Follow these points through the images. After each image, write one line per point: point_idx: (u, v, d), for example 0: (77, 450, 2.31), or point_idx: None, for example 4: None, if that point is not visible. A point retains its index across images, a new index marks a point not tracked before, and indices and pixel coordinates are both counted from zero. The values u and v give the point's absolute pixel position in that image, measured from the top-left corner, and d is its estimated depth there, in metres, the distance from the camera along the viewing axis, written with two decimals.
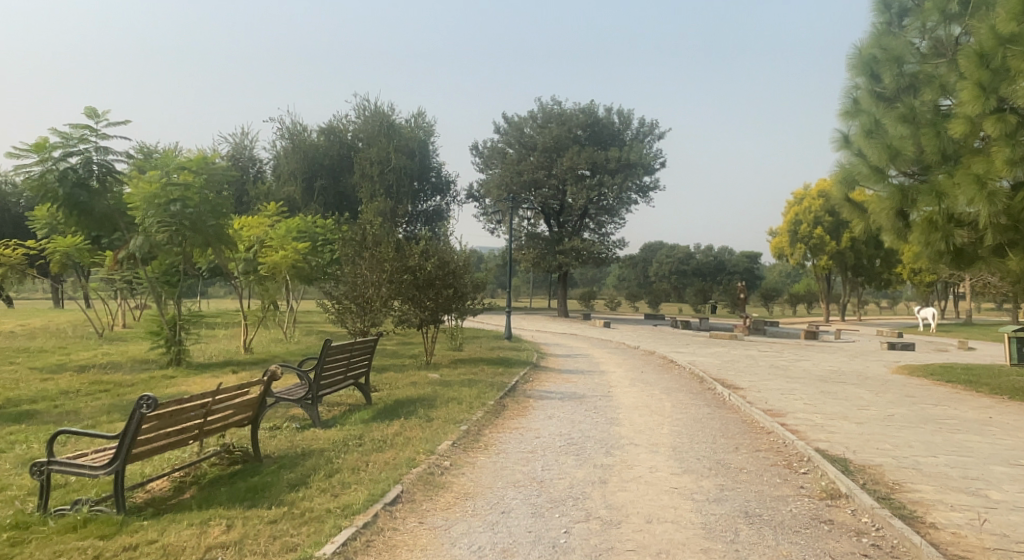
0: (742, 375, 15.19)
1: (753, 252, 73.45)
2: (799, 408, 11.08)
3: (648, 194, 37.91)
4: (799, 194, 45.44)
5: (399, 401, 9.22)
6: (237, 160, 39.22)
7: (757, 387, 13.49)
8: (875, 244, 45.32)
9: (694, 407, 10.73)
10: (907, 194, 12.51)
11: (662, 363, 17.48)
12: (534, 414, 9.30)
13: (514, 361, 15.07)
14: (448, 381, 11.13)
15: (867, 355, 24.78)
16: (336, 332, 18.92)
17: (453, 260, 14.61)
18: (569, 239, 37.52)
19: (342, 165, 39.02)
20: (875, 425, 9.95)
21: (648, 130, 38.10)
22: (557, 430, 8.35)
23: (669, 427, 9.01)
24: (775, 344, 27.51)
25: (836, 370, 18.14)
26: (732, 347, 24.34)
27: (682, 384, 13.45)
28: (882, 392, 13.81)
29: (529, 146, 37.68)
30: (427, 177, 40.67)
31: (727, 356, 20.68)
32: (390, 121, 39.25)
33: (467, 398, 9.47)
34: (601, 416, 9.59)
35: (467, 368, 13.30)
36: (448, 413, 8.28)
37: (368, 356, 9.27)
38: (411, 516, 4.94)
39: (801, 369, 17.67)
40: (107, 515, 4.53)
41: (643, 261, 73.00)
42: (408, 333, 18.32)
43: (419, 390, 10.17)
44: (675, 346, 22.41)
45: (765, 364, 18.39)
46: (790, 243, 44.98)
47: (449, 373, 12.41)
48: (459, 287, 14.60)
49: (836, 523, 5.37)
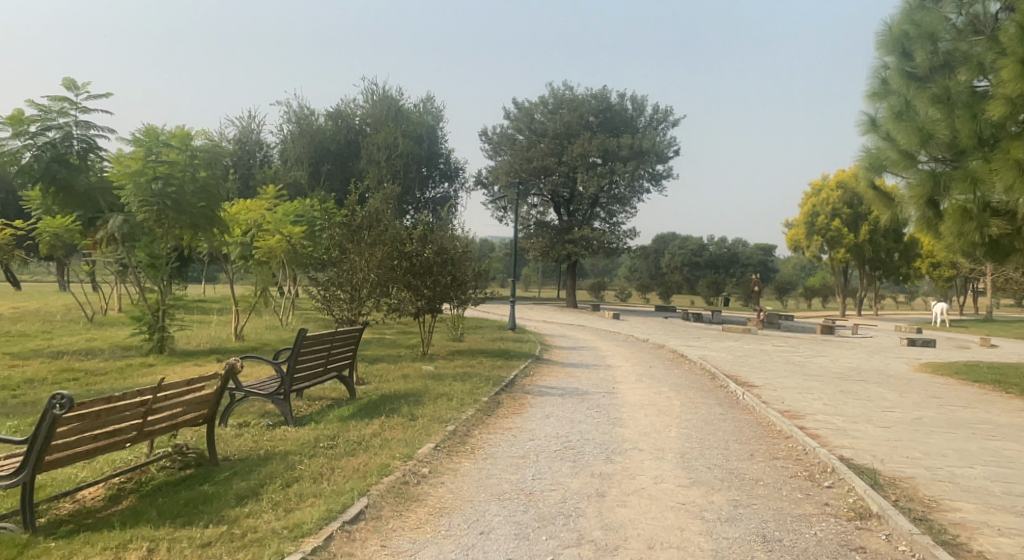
0: (756, 372, 14.41)
1: (767, 244, 72.40)
2: (819, 410, 10.33)
3: (661, 183, 37.05)
4: (816, 185, 44.44)
5: (384, 395, 8.54)
6: (242, 144, 38.53)
7: (772, 385, 12.73)
8: (894, 236, 44.21)
9: (705, 407, 9.98)
10: (939, 180, 11.74)
11: (672, 357, 16.72)
12: (531, 413, 8.59)
13: (516, 354, 14.35)
14: (442, 374, 10.43)
15: (886, 351, 23.93)
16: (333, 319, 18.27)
17: (452, 248, 13.91)
18: (579, 228, 36.70)
19: (350, 150, 38.31)
20: (902, 430, 9.19)
21: (662, 117, 37.20)
22: (554, 431, 7.64)
23: (677, 429, 8.29)
24: (790, 338, 26.71)
25: (855, 367, 17.33)
26: (745, 341, 23.56)
27: (693, 381, 12.70)
28: (906, 393, 13.03)
29: (539, 132, 36.93)
30: (435, 164, 39.95)
31: (740, 350, 19.91)
32: (398, 106, 38.46)
33: (459, 394, 8.77)
34: (604, 415, 8.88)
35: (465, 361, 12.60)
36: (436, 411, 7.57)
37: (353, 348, 8.56)
38: (371, 539, 4.24)
39: (818, 366, 16.89)
40: (12, 535, 3.85)
41: (655, 253, 72.09)
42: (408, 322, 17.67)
43: (410, 384, 9.50)
44: (687, 339, 21.64)
45: (781, 360, 17.61)
46: (807, 234, 43.98)
47: (445, 366, 11.73)
48: (457, 276, 13.93)
49: (869, 551, 4.65)
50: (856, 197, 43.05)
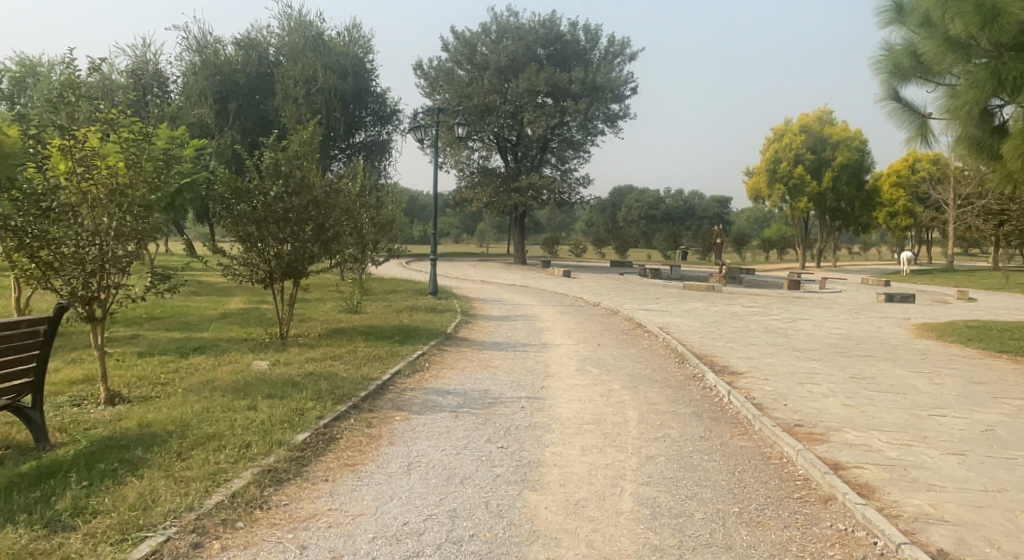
0: (734, 348, 10.99)
1: (724, 196, 69.76)
2: (842, 419, 6.84)
3: (616, 123, 33.43)
4: (779, 129, 41.18)
5: (108, 437, 4.74)
6: (140, 77, 33.47)
7: (763, 371, 9.27)
8: (857, 183, 41.24)
9: (676, 425, 6.40)
10: (1003, 78, 8.37)
11: (627, 329, 13.15)
12: (378, 464, 4.89)
13: (418, 331, 10.53)
14: (267, 380, 6.61)
15: (867, 308, 20.93)
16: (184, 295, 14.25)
17: (315, 183, 9.60)
18: (526, 174, 32.62)
19: (264, 86, 33.77)
20: (994, 462, 5.71)
21: (619, 50, 33.32)
22: (399, 519, 3.96)
23: (632, 492, 4.67)
24: (759, 296, 23.52)
25: (850, 334, 14.03)
26: (712, 302, 20.24)
27: (657, 368, 9.18)
28: (936, 376, 9.66)
29: (481, 66, 32.46)
30: (365, 105, 34.96)
31: (708, 315, 16.53)
32: (317, 33, 33.32)
33: (251, 426, 5.00)
34: (513, 458, 5.23)
35: (332, 348, 8.77)
36: (148, 494, 3.74)
37: (37, 353, 4.60)
38: None
39: (805, 335, 13.50)
40: None
41: (612, 206, 68.65)
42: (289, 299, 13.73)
43: (193, 401, 5.72)
44: (645, 302, 18.17)
45: (760, 328, 14.25)
46: (768, 183, 40.84)
47: (290, 361, 7.88)
48: (322, 223, 9.70)
49: None
50: (820, 142, 39.93)
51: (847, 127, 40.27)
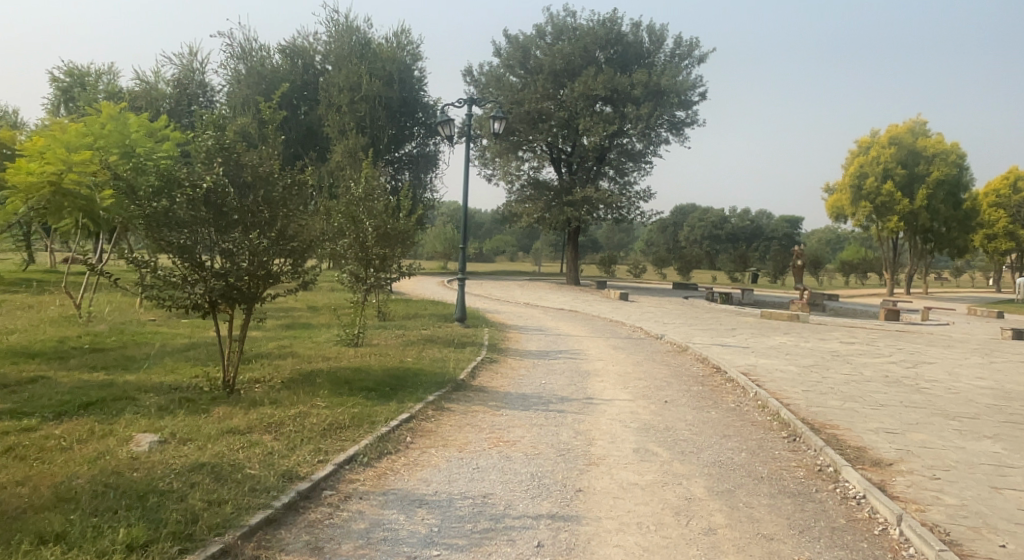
0: (861, 413, 7.80)
1: (794, 216, 65.42)
2: None
3: (682, 132, 30.25)
4: (864, 141, 37.18)
5: None
6: (183, 85, 31.96)
7: (923, 460, 6.06)
8: (954, 202, 36.72)
9: None
10: None
11: (703, 376, 10.04)
12: None
13: (419, 379, 7.65)
14: (103, 488, 3.92)
15: (993, 347, 17.10)
16: (157, 320, 11.89)
17: (275, 176, 7.00)
18: (581, 187, 29.65)
19: (308, 96, 32.25)
20: None
21: (686, 52, 30.17)
22: None
23: None
24: (852, 328, 19.91)
25: (999, 388, 10.56)
26: (799, 335, 16.84)
27: (757, 453, 6.06)
28: None
29: (535, 71, 29.85)
30: (412, 114, 32.54)
31: (802, 355, 13.20)
32: (364, 39, 31.09)
33: None
34: None
35: (279, 408, 6.02)
36: None
37: None
38: None
39: (943, 388, 10.12)
40: None
41: (674, 224, 64.98)
42: (276, 328, 11.09)
43: None
44: (720, 335, 14.92)
45: (877, 377, 10.92)
46: (852, 200, 36.78)
47: (193, 434, 5.15)
48: (282, 229, 7.04)
49: None
50: (913, 156, 35.74)
51: (942, 139, 36.05)
